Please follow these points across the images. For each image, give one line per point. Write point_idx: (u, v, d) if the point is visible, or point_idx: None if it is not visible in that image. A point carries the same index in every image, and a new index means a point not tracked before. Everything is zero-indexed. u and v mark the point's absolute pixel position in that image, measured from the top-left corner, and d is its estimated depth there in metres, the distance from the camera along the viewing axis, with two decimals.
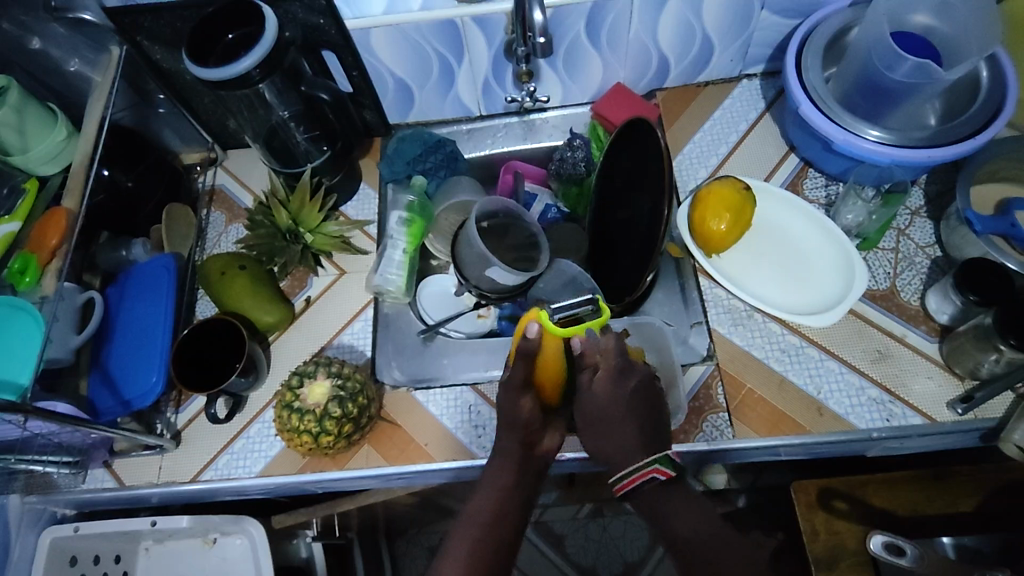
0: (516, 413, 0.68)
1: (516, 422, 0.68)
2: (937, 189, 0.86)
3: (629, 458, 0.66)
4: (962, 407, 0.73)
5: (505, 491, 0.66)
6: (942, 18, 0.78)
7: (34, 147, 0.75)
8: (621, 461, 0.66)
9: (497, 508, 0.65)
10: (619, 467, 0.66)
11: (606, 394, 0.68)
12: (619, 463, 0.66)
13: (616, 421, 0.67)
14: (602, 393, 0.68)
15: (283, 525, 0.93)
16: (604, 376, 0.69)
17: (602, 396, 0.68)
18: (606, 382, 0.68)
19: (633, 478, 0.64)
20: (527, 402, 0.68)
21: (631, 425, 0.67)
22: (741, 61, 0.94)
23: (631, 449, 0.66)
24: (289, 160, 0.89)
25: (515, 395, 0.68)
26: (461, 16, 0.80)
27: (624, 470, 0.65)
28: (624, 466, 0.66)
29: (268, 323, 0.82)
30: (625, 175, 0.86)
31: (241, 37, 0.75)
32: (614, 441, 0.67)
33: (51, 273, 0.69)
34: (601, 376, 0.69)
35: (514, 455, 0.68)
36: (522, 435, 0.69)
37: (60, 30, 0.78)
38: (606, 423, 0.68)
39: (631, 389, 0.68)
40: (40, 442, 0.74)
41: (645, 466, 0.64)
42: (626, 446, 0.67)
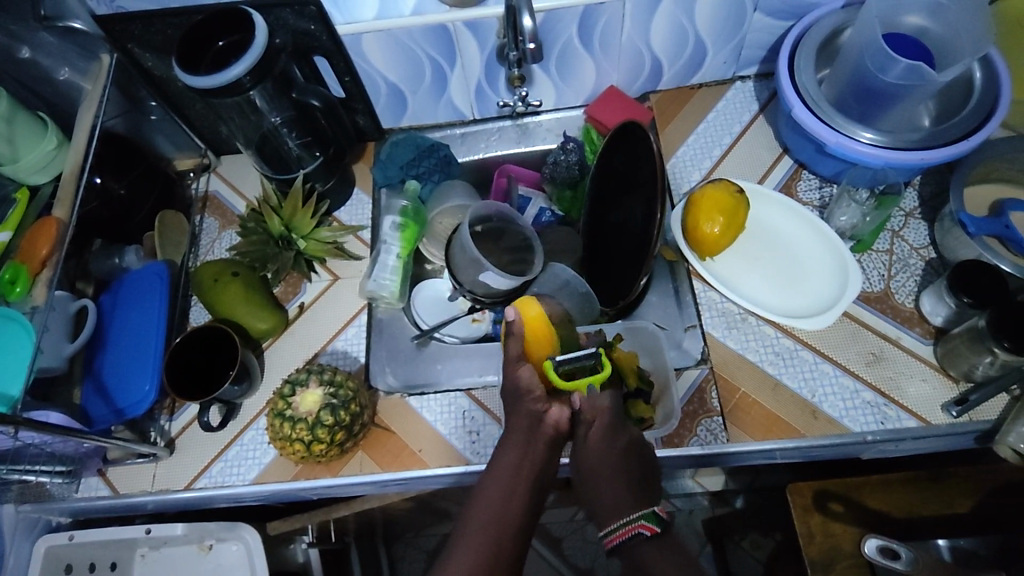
0: (517, 382, 0.67)
1: (519, 392, 0.67)
2: (931, 190, 0.85)
3: (619, 511, 0.62)
4: (956, 409, 0.73)
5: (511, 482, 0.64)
6: (935, 20, 0.79)
7: (24, 156, 0.75)
8: (610, 515, 0.63)
9: (504, 505, 0.62)
10: (608, 520, 0.63)
11: (599, 447, 0.66)
12: (609, 515, 0.63)
13: (608, 471, 0.65)
14: (595, 447, 0.66)
15: (278, 531, 0.91)
16: (598, 429, 0.66)
17: (596, 447, 0.66)
18: (600, 437, 0.66)
19: (624, 532, 0.60)
20: (526, 371, 0.68)
21: (624, 480, 0.64)
22: (734, 63, 0.93)
23: (620, 503, 0.63)
24: (281, 165, 0.89)
25: (512, 371, 0.69)
26: (453, 21, 0.80)
27: (614, 524, 0.62)
28: (613, 518, 0.62)
29: (261, 330, 0.83)
30: (619, 178, 0.86)
31: (233, 44, 0.75)
32: (606, 493, 0.64)
33: (41, 283, 0.69)
34: (596, 431, 0.66)
35: (519, 433, 0.66)
36: (527, 404, 0.67)
37: (50, 39, 0.78)
38: (599, 473, 0.65)
39: (624, 444, 0.66)
40: (31, 452, 0.74)
41: (633, 519, 0.61)
42: (618, 495, 0.63)
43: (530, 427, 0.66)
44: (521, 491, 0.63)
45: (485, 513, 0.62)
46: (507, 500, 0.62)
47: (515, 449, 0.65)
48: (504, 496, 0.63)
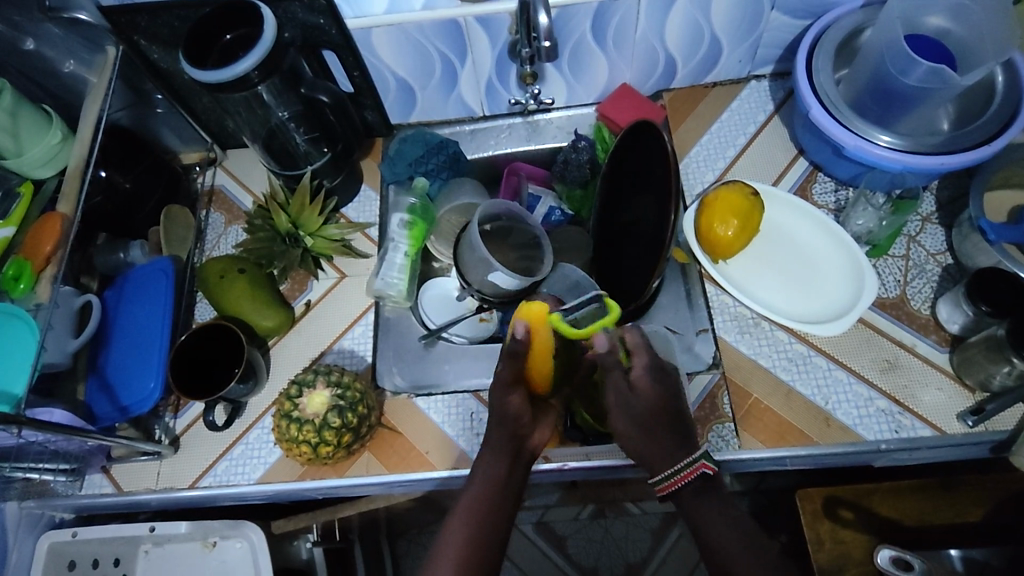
0: (505, 410, 0.64)
1: (507, 418, 0.64)
2: (949, 195, 0.84)
3: (672, 458, 0.62)
4: (972, 419, 0.72)
5: (496, 494, 0.62)
6: (958, 22, 0.77)
7: (29, 151, 0.74)
8: (661, 461, 0.62)
9: (487, 518, 0.60)
10: (657, 468, 0.62)
11: (647, 389, 0.64)
12: (662, 463, 0.62)
13: (656, 418, 0.63)
14: (643, 394, 0.64)
15: (282, 530, 0.90)
16: (642, 376, 0.64)
17: (642, 391, 0.64)
18: (646, 378, 0.64)
19: (682, 475, 0.60)
20: (516, 399, 0.64)
21: (670, 425, 0.63)
22: (749, 62, 0.92)
23: (670, 451, 0.62)
24: (289, 161, 0.88)
25: (501, 399, 0.64)
26: (464, 16, 0.79)
27: (665, 470, 0.61)
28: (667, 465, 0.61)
29: (267, 328, 0.81)
30: (632, 177, 0.84)
31: (239, 38, 0.74)
32: (658, 444, 0.62)
33: (46, 280, 0.68)
34: (641, 373, 0.64)
35: (506, 450, 0.64)
36: (511, 429, 0.64)
37: (55, 31, 0.77)
38: (648, 424, 0.63)
39: (669, 388, 0.65)
40: (36, 449, 0.73)
41: (691, 463, 0.61)
42: (667, 446, 0.62)
43: (514, 448, 0.64)
44: (505, 507, 0.62)
45: (469, 525, 0.60)
46: (495, 511, 0.61)
47: (503, 463, 0.63)
48: (490, 506, 0.61)
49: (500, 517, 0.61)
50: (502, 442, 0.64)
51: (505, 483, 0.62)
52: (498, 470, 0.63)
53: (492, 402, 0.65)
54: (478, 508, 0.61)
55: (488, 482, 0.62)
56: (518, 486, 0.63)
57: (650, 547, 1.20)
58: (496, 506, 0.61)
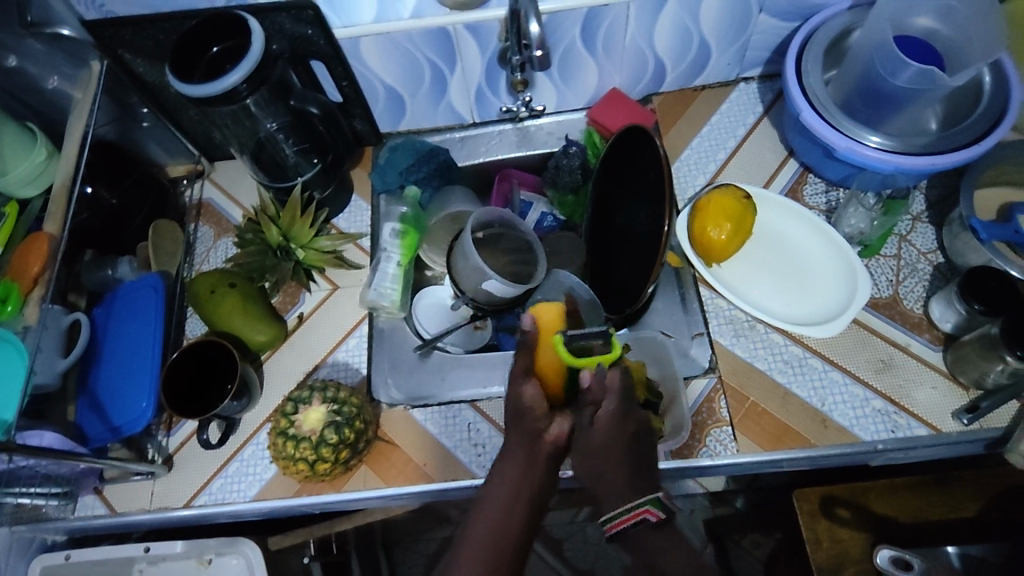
0: (519, 402, 0.67)
1: (521, 409, 0.67)
2: (938, 194, 0.85)
3: (621, 499, 0.63)
4: (968, 417, 0.72)
5: (509, 505, 0.62)
6: (944, 22, 0.77)
7: (13, 169, 0.73)
8: (611, 501, 0.64)
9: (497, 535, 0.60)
10: (609, 508, 0.63)
11: (605, 430, 0.65)
12: (611, 502, 0.64)
13: (614, 458, 0.64)
14: (600, 434, 0.65)
15: (279, 546, 0.88)
16: (604, 417, 0.65)
17: (601, 431, 0.65)
18: (608, 420, 0.64)
19: (626, 519, 0.62)
20: (529, 389, 0.67)
21: (625, 468, 0.64)
22: (738, 64, 0.92)
23: (623, 491, 0.63)
24: (279, 173, 0.87)
25: (517, 387, 0.67)
26: (453, 24, 0.78)
27: (614, 512, 0.63)
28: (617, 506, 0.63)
29: (260, 343, 0.81)
30: (624, 182, 0.84)
31: (227, 50, 0.73)
32: (611, 486, 0.64)
33: (34, 302, 0.67)
34: (603, 415, 0.65)
35: (520, 452, 0.65)
36: (528, 423, 0.66)
37: (37, 46, 0.75)
38: (603, 462, 0.64)
39: (629, 431, 0.66)
40: (26, 473, 0.71)
41: (639, 505, 0.61)
42: (624, 487, 0.63)
43: (530, 444, 0.66)
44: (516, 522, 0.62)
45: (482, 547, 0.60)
46: (507, 523, 0.61)
47: (513, 469, 0.64)
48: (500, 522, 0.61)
49: (513, 531, 0.61)
50: (516, 445, 0.66)
51: (517, 491, 0.63)
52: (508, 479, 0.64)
53: (508, 396, 0.68)
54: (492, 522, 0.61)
55: (500, 497, 0.63)
56: (532, 493, 0.63)
57: None
58: (508, 520, 0.61)
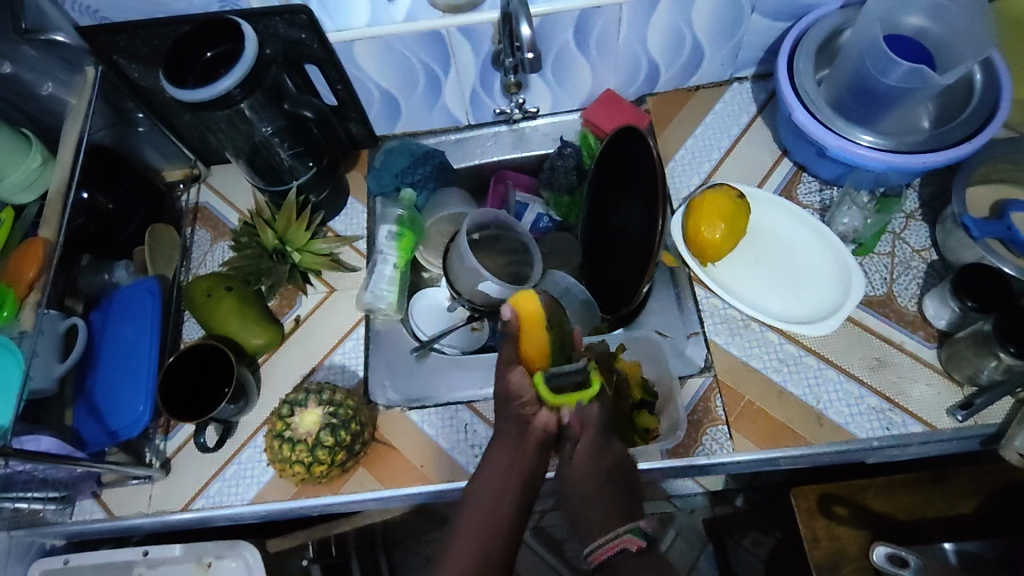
0: (507, 389, 0.68)
1: (508, 395, 0.67)
2: (931, 191, 0.85)
3: (605, 528, 0.65)
4: (962, 414, 0.72)
5: (499, 492, 0.65)
6: (935, 20, 0.78)
7: (8, 175, 0.73)
8: (596, 530, 0.66)
9: (490, 510, 0.64)
10: (593, 535, 0.66)
11: (587, 460, 0.67)
12: (596, 532, 0.66)
13: (595, 488, 0.67)
14: (580, 467, 0.68)
15: (279, 549, 0.87)
16: (584, 449, 0.67)
17: (582, 464, 0.68)
18: (586, 451, 0.67)
19: (610, 547, 0.64)
20: (517, 377, 0.67)
21: (608, 495, 0.67)
22: (731, 65, 0.92)
23: (604, 520, 0.66)
24: (275, 176, 0.87)
25: (504, 372, 0.69)
26: (446, 27, 0.79)
27: (599, 540, 0.65)
28: (600, 536, 0.65)
29: (257, 346, 0.81)
30: (619, 182, 0.84)
31: (220, 55, 0.73)
32: (594, 516, 0.66)
33: (29, 307, 0.67)
34: (582, 448, 0.67)
35: (509, 441, 0.68)
36: (516, 409, 0.67)
37: (32, 52, 0.75)
38: (585, 493, 0.67)
39: (610, 463, 0.68)
40: (23, 479, 0.72)
41: (618, 536, 0.64)
42: (604, 516, 0.66)
43: (519, 430, 0.67)
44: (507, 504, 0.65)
45: (474, 526, 0.64)
46: (495, 512, 0.64)
47: (503, 458, 0.67)
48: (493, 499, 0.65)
49: (502, 517, 0.64)
50: (506, 431, 0.68)
51: (507, 481, 0.66)
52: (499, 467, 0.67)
53: (497, 383, 0.69)
54: (481, 509, 0.65)
55: (490, 486, 0.66)
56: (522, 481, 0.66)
57: None
58: (498, 506, 0.65)
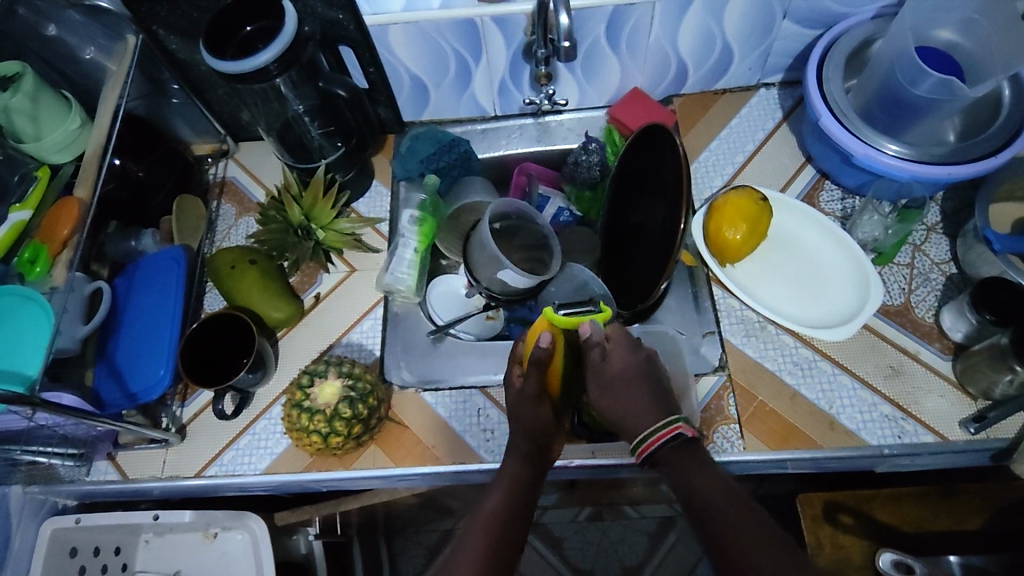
0: (523, 418, 0.69)
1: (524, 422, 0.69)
2: (954, 206, 0.85)
3: (651, 421, 0.64)
4: (975, 426, 0.73)
5: (513, 499, 0.62)
6: (966, 35, 0.78)
7: (47, 136, 0.75)
8: (638, 424, 0.65)
9: (508, 516, 0.60)
10: (639, 431, 0.64)
11: (623, 360, 0.68)
12: (641, 427, 0.64)
13: (632, 391, 0.67)
14: (617, 364, 0.68)
15: (285, 522, 0.91)
16: (617, 349, 0.69)
17: (616, 359, 0.68)
18: (623, 351, 0.69)
19: (661, 435, 0.62)
20: (543, 410, 0.69)
21: (648, 393, 0.66)
22: (760, 70, 0.93)
23: (648, 412, 0.65)
24: (303, 154, 0.88)
25: (521, 410, 0.69)
26: (481, 16, 0.80)
27: (648, 431, 0.63)
28: (646, 429, 0.64)
29: (277, 320, 0.82)
30: (642, 179, 0.85)
31: (260, 29, 0.74)
32: (640, 410, 0.65)
33: (62, 263, 0.68)
34: (616, 347, 0.69)
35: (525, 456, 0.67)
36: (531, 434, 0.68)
37: (76, 17, 0.77)
38: (621, 389, 0.67)
39: (646, 362, 0.69)
40: (44, 432, 0.75)
41: (671, 423, 0.63)
42: (652, 412, 0.65)
43: (534, 455, 0.67)
44: (523, 515, 0.62)
45: (488, 528, 0.59)
46: (513, 518, 0.61)
47: (520, 470, 0.65)
48: (510, 508, 0.61)
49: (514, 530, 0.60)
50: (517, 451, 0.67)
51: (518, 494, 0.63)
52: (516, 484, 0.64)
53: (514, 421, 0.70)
54: (498, 513, 0.60)
55: (503, 499, 0.62)
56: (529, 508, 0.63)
57: (646, 550, 1.20)
58: (509, 524, 0.60)
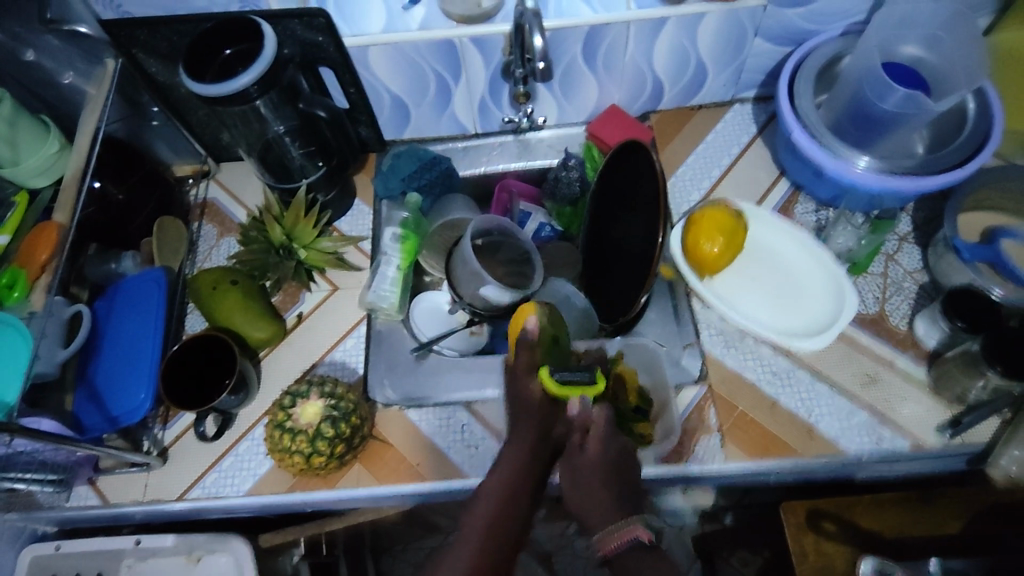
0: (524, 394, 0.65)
1: (528, 404, 0.64)
2: (924, 216, 0.87)
3: (611, 518, 0.60)
4: (950, 431, 0.74)
5: (513, 491, 0.59)
6: (932, 51, 0.81)
7: (25, 160, 0.75)
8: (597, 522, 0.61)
9: (504, 508, 0.58)
10: (596, 526, 0.61)
11: (597, 453, 0.63)
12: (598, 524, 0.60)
13: (601, 485, 0.62)
14: (591, 456, 0.63)
15: (270, 544, 0.88)
16: (594, 438, 0.64)
17: (591, 450, 0.64)
18: (597, 442, 0.64)
19: (619, 539, 0.58)
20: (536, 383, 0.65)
21: (612, 489, 0.62)
22: (734, 85, 0.95)
23: (611, 507, 0.61)
24: (284, 174, 0.89)
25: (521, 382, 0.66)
26: (459, 37, 0.81)
27: (604, 531, 0.60)
28: (603, 528, 0.60)
29: (259, 340, 0.82)
30: (618, 195, 0.87)
31: (239, 53, 0.75)
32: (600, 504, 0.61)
33: (41, 289, 0.68)
34: (592, 438, 0.64)
35: (531, 440, 0.62)
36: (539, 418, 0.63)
37: (54, 42, 0.78)
38: (586, 484, 0.62)
39: (619, 452, 0.64)
40: (22, 459, 0.72)
41: (629, 526, 0.59)
42: (612, 507, 0.61)
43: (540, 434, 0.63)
44: (521, 504, 0.59)
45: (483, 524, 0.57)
46: (509, 510, 0.58)
47: (523, 454, 0.61)
48: (508, 501, 0.58)
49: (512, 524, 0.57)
50: (524, 432, 0.63)
51: (517, 487, 0.59)
52: (514, 473, 0.60)
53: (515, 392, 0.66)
54: (494, 507, 0.58)
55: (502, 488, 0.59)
56: (536, 493, 0.60)
57: None
58: (509, 514, 0.58)
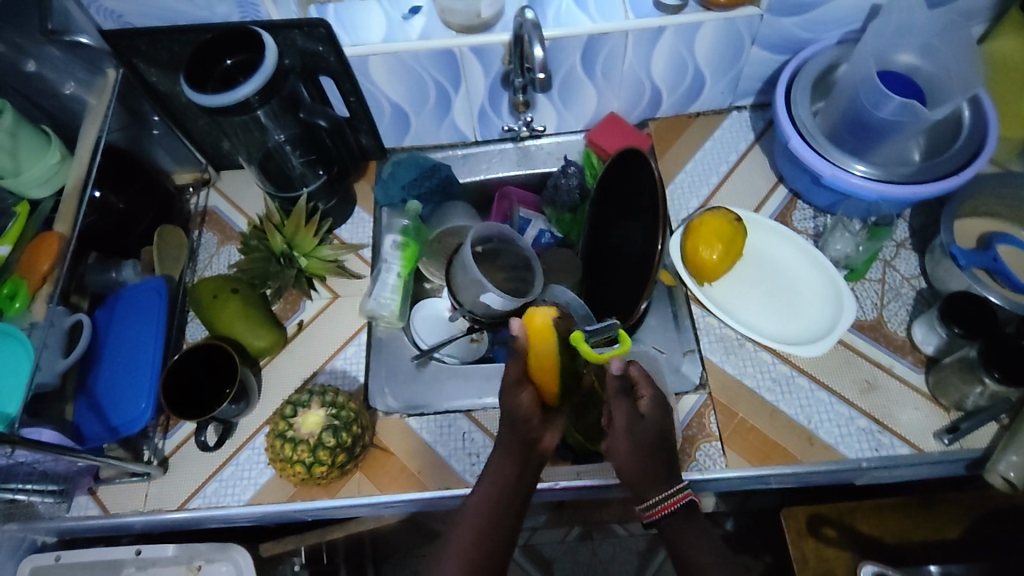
0: (514, 410, 0.63)
1: (515, 417, 0.63)
2: (921, 222, 0.88)
3: (659, 487, 0.64)
4: (948, 437, 0.74)
5: (498, 507, 0.62)
6: (927, 59, 0.81)
7: (26, 170, 0.75)
8: (647, 488, 0.65)
9: (491, 525, 0.61)
10: (648, 494, 0.65)
11: (653, 420, 0.66)
12: (648, 491, 0.65)
13: (652, 455, 0.65)
14: (650, 424, 0.66)
15: (270, 552, 0.89)
16: (648, 404, 0.66)
17: (649, 420, 0.66)
18: (651, 405, 0.66)
19: (671, 502, 0.64)
20: (526, 396, 0.63)
21: (662, 457, 0.65)
22: (732, 93, 0.96)
23: (662, 477, 0.65)
24: (285, 183, 0.89)
25: (510, 397, 0.64)
26: (459, 46, 0.81)
27: (655, 497, 0.64)
28: (655, 493, 0.64)
29: (259, 348, 0.82)
30: (618, 201, 0.87)
31: (239, 63, 0.75)
32: (648, 473, 0.65)
33: (42, 299, 0.68)
34: (648, 402, 0.66)
35: (515, 455, 0.64)
36: (523, 432, 0.64)
37: (56, 53, 0.78)
38: (645, 453, 0.65)
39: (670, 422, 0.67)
40: (23, 470, 0.73)
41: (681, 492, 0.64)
42: (662, 474, 0.65)
43: (525, 453, 0.64)
44: (505, 521, 0.62)
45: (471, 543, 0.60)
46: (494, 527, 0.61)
47: (507, 470, 0.63)
48: (493, 518, 0.62)
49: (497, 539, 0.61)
50: (509, 445, 0.64)
51: (501, 502, 0.62)
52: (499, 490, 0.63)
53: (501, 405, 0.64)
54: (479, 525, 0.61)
55: (489, 507, 0.62)
56: (523, 504, 0.63)
57: (637, 568, 1.21)
58: (495, 528, 0.61)
